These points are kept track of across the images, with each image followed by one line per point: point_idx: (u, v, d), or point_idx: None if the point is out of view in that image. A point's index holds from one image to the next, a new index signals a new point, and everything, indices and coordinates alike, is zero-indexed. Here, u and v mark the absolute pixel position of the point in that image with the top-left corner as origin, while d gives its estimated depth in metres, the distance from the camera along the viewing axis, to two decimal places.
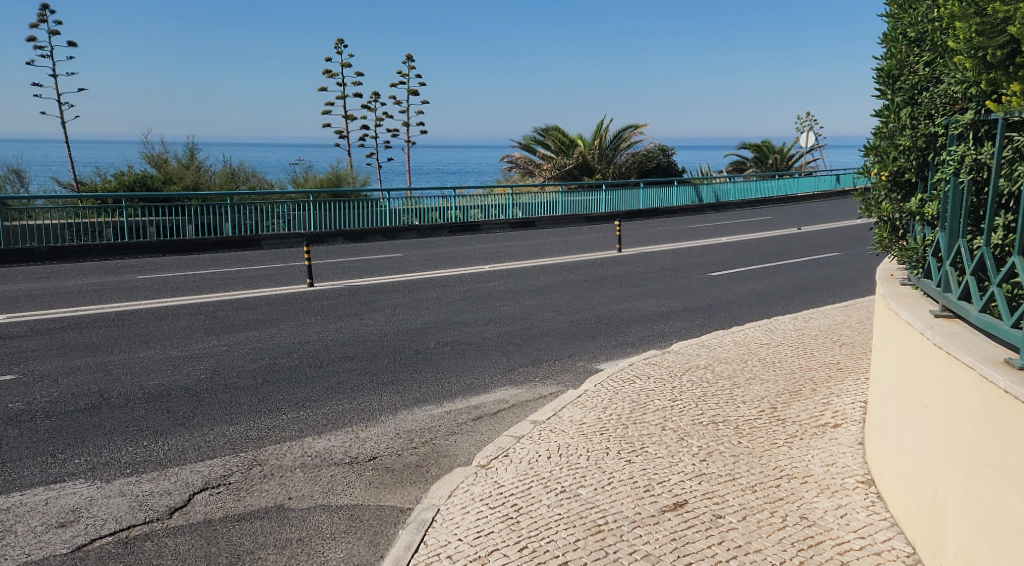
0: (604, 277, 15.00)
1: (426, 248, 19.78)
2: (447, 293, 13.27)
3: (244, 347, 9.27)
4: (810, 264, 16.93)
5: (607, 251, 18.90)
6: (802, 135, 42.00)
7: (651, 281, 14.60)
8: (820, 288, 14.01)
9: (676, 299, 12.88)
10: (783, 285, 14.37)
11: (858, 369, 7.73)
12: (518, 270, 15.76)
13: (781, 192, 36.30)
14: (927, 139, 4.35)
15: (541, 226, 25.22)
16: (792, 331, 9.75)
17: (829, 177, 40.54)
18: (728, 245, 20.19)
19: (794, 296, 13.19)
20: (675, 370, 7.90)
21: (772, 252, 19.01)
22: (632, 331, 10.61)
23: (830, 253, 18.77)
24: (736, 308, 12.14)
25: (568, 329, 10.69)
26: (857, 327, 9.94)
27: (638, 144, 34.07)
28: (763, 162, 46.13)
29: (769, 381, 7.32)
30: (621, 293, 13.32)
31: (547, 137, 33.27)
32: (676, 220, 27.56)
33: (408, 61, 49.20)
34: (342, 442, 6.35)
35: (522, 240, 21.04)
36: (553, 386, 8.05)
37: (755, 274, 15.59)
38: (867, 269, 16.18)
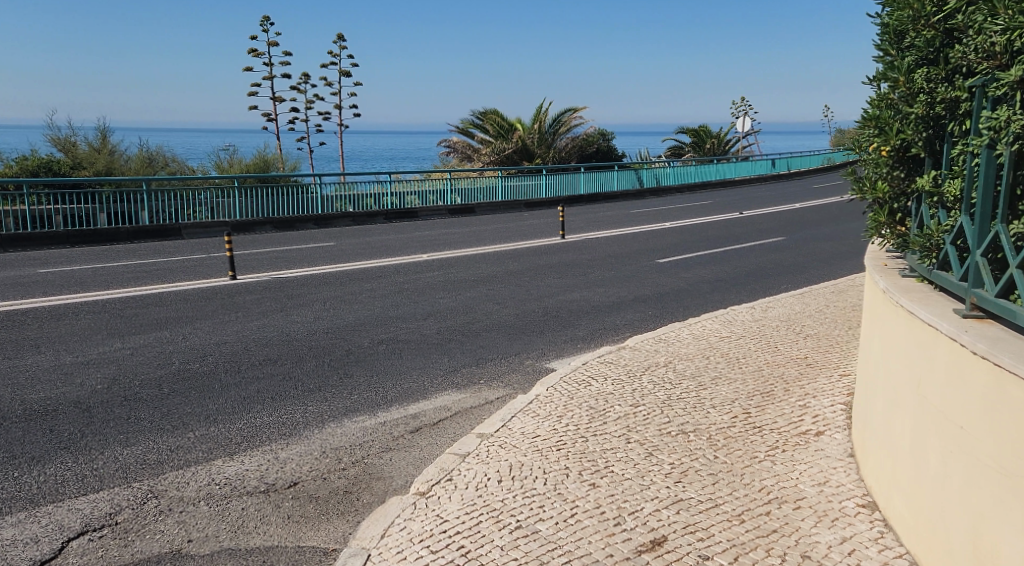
0: (549, 265, 14.26)
1: (360, 236, 18.74)
2: (382, 285, 12.34)
3: (151, 350, 8.19)
4: (758, 249, 16.54)
5: (550, 237, 18.20)
6: (739, 120, 42.10)
7: (598, 269, 13.94)
8: (770, 274, 13.57)
9: (627, 288, 12.23)
10: (732, 272, 13.89)
11: (829, 365, 7.16)
12: (459, 259, 14.89)
13: (720, 177, 36.23)
14: (948, 106, 3.73)
15: (481, 212, 24.38)
16: (751, 322, 9.17)
17: (766, 162, 40.75)
18: (673, 230, 19.73)
19: (745, 284, 12.70)
20: (634, 370, 7.20)
21: (717, 238, 18.61)
22: (582, 324, 9.89)
23: (776, 238, 18.48)
24: (689, 297, 11.55)
25: (514, 323, 9.91)
26: (817, 317, 9.44)
27: (578, 128, 33.41)
28: (701, 147, 46.16)
29: (737, 380, 6.68)
30: (568, 283, 12.60)
31: (485, 121, 32.26)
32: (619, 205, 27.07)
33: (339, 41, 47.39)
34: (257, 464, 5.42)
35: (462, 227, 20.17)
36: (500, 391, 7.25)
37: (704, 261, 15.08)
38: (815, 254, 15.88)
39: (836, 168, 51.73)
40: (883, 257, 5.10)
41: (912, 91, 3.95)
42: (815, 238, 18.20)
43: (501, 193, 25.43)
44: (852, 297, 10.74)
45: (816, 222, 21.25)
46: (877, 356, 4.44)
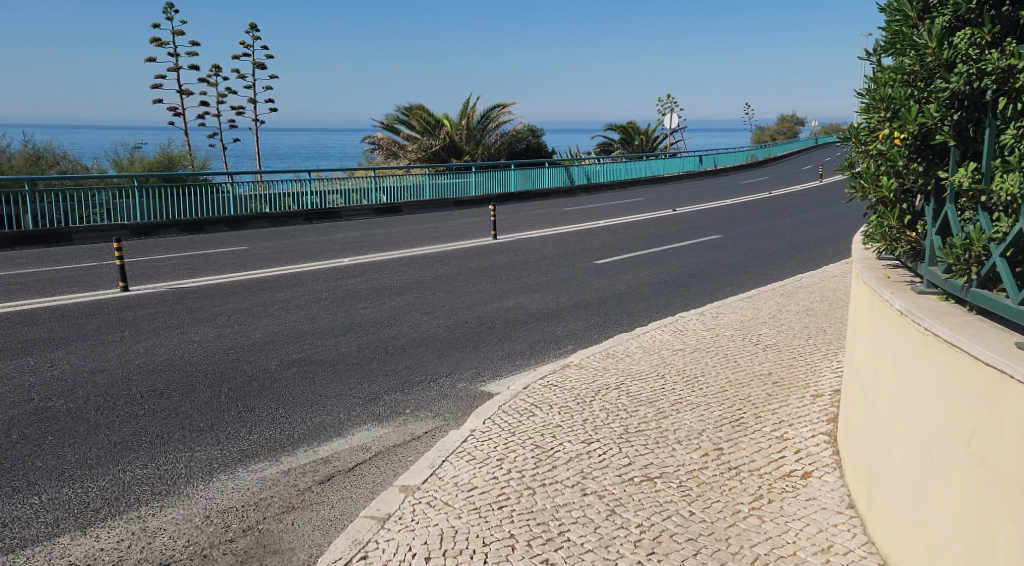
0: (481, 268, 13.26)
1: (276, 238, 17.39)
2: (297, 294, 11.14)
3: (8, 384, 6.88)
4: (696, 248, 15.93)
5: (481, 237, 17.22)
6: (666, 117, 41.89)
7: (533, 272, 13.04)
8: (713, 275, 12.91)
9: (566, 294, 11.34)
10: (674, 273, 13.17)
11: (798, 382, 6.40)
12: (383, 262, 13.75)
13: (650, 174, 35.90)
14: (996, 79, 2.91)
15: (408, 212, 23.20)
16: (704, 331, 8.39)
17: (695, 158, 40.67)
18: (607, 229, 19.02)
19: (689, 286, 11.97)
20: (582, 396, 6.30)
21: (654, 236, 17.94)
22: (520, 336, 8.93)
23: (713, 235, 17.93)
24: (633, 303, 10.74)
25: (444, 337, 8.90)
26: (772, 324, 8.71)
27: (506, 124, 32.47)
28: (630, 144, 45.84)
29: (701, 406, 5.85)
30: (502, 288, 11.63)
31: (411, 116, 30.95)
32: (550, 203, 26.27)
33: (251, 30, 45.18)
34: (116, 541, 4.34)
35: (387, 227, 18.99)
36: (427, 424, 6.24)
37: (642, 261, 14.36)
38: (755, 252, 15.34)
39: (762, 164, 52.25)
40: (880, 265, 4.33)
41: (943, 62, 3.16)
42: (752, 236, 17.72)
43: (429, 191, 24.32)
44: (802, 299, 10.11)
45: (750, 219, 20.85)
46: (882, 385, 3.69)
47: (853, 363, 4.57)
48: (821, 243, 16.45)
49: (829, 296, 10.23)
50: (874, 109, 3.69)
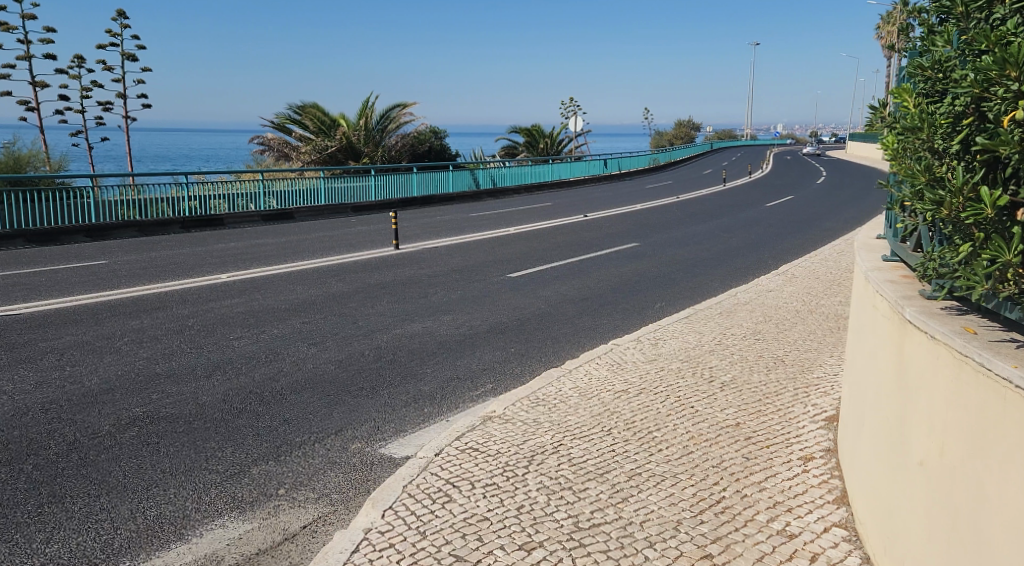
0: (380, 284, 11.63)
1: (144, 250, 15.20)
2: (157, 319, 9.22)
3: None
4: (615, 257, 14.81)
5: (381, 247, 15.55)
6: (570, 120, 41.04)
7: (440, 289, 11.52)
8: (639, 289, 11.76)
9: (478, 315, 9.89)
10: (596, 287, 11.93)
11: (774, 437, 5.19)
12: (265, 278, 11.91)
13: (557, 178, 34.93)
14: None
15: (300, 218, 21.21)
16: (647, 364, 7.10)
17: (600, 161, 40.03)
18: (517, 237, 17.72)
19: (614, 304, 10.73)
20: (512, 466, 4.89)
21: (568, 244, 16.73)
22: (429, 373, 7.42)
23: (630, 243, 16.89)
24: (556, 326, 9.41)
25: (335, 375, 7.28)
26: (719, 353, 7.52)
27: (407, 125, 30.82)
28: (535, 147, 44.72)
29: (666, 480, 4.54)
30: (404, 309, 10.06)
31: (303, 115, 28.55)
32: (456, 209, 24.79)
33: (117, 16, 41.42)
34: None
35: (275, 236, 17.04)
36: (306, 513, 4.66)
37: (560, 274, 13.08)
38: (677, 262, 14.34)
39: (663, 167, 52.35)
40: (941, 313, 3.11)
41: None
42: (669, 243, 16.79)
43: (324, 196, 22.37)
44: (744, 320, 9.01)
45: (666, 225, 20.00)
46: (981, 503, 2.56)
47: (883, 433, 3.45)
48: (742, 251, 15.65)
49: (772, 316, 9.17)
50: (998, 96, 2.66)
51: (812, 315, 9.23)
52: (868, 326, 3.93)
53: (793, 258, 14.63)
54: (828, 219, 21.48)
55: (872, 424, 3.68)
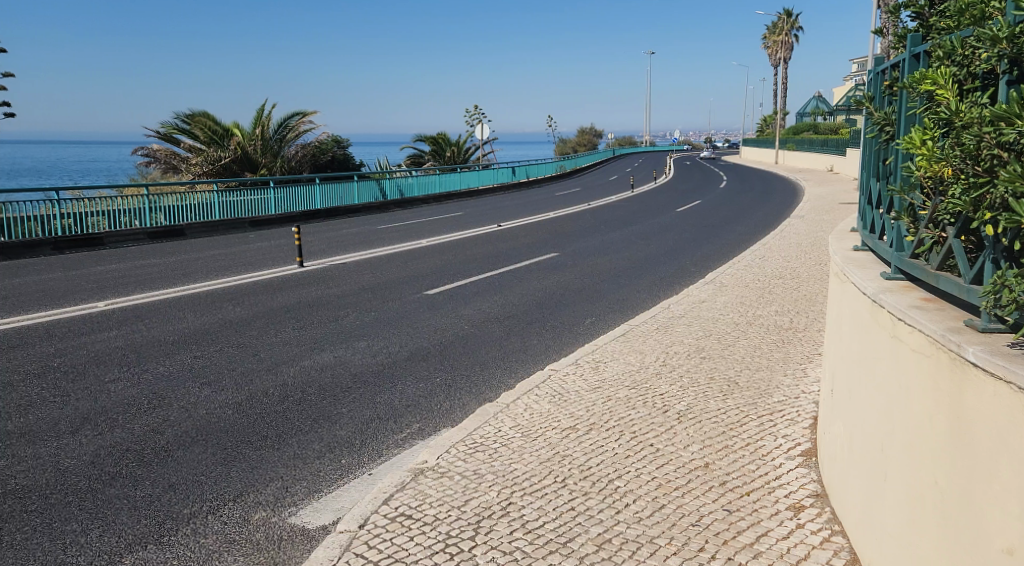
0: (284, 308, 10.50)
1: (10, 276, 13.45)
2: (15, 361, 7.83)
3: None
4: (536, 269, 14.13)
5: (284, 265, 14.34)
6: (476, 128, 40.32)
7: (351, 310, 10.50)
8: (565, 304, 11.08)
9: (396, 341, 8.94)
10: (520, 303, 11.18)
11: (752, 482, 4.55)
12: (150, 305, 10.59)
13: (466, 187, 34.15)
14: None
15: (192, 235, 19.61)
16: (592, 394, 6.38)
17: (508, 169, 39.46)
18: (431, 249, 16.82)
19: (542, 322, 10.00)
20: (455, 538, 4.03)
21: (485, 256, 15.95)
22: (344, 413, 6.44)
23: (549, 253, 16.26)
24: (483, 351, 8.59)
25: (232, 420, 6.21)
26: (667, 377, 6.86)
27: (307, 134, 29.38)
28: (441, 156, 43.73)
29: (644, 549, 3.79)
30: (312, 336, 9.01)
31: (192, 124, 26.51)
32: (363, 220, 23.64)
33: None
34: None
35: (164, 256, 15.52)
36: None
37: (480, 289, 12.27)
38: (600, 272, 13.78)
39: (569, 175, 52.35)
40: (1009, 352, 2.48)
41: None
42: (589, 252, 16.24)
43: (219, 211, 20.80)
44: (683, 336, 8.42)
45: (582, 233, 19.52)
46: None
47: (925, 491, 2.83)
48: (664, 258, 15.25)
49: (712, 331, 8.63)
50: None
51: (752, 327, 8.75)
52: (880, 354, 3.31)
53: (715, 263, 14.32)
54: (740, 222, 21.52)
55: (900, 477, 3.07)
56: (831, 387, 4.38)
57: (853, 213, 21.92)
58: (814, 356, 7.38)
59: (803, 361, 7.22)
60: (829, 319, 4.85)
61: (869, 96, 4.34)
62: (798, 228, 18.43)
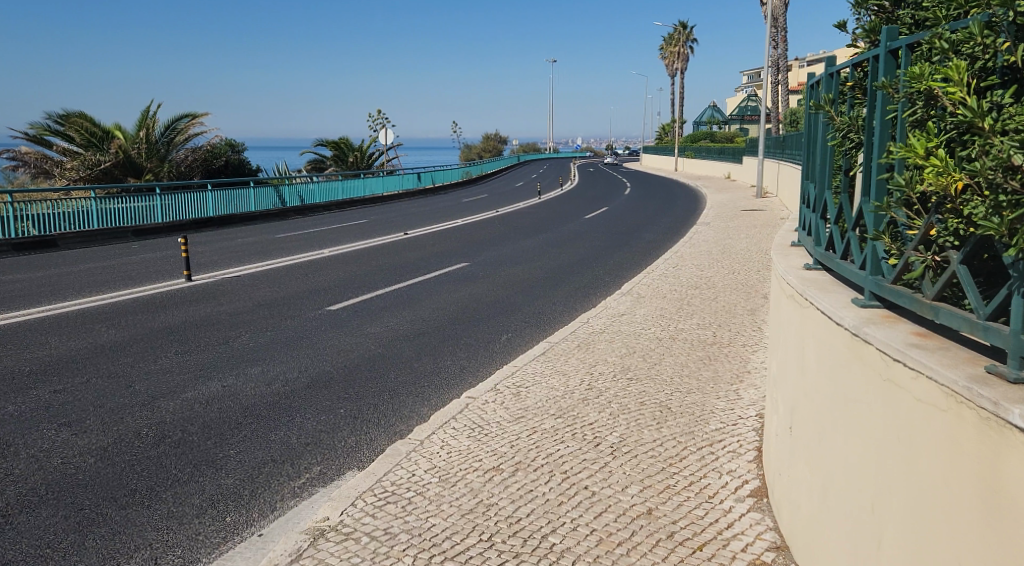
0: (166, 329, 9.44)
1: None
2: None
3: None
4: (445, 280, 13.44)
5: (170, 279, 13.13)
6: (379, 134, 39.23)
7: (244, 331, 9.54)
8: (478, 319, 10.45)
9: (294, 365, 8.08)
10: (430, 319, 10.47)
11: (703, 533, 4.04)
12: (7, 328, 9.32)
13: (369, 193, 33.07)
14: None
15: (67, 246, 17.94)
16: (514, 427, 5.76)
17: (413, 175, 38.55)
18: (333, 260, 15.88)
19: (453, 340, 9.34)
20: None
21: (391, 267, 15.16)
22: (231, 457, 5.58)
23: (459, 263, 15.60)
24: (391, 375, 7.85)
25: (94, 469, 5.27)
26: (594, 403, 6.32)
27: (197, 136, 27.68)
28: (343, 161, 42.34)
29: None
30: (197, 361, 8.03)
31: (66, 126, 24.41)
32: (260, 228, 22.34)
33: None
34: None
35: (32, 270, 13.99)
36: None
37: (386, 303, 11.50)
38: (513, 283, 13.22)
39: (475, 181, 51.84)
40: None
41: None
42: (500, 262, 15.67)
43: (98, 219, 19.13)
44: (606, 354, 7.93)
45: (492, 242, 18.95)
46: None
47: None
48: (576, 267, 14.86)
49: (635, 347, 8.17)
50: None
51: (676, 342, 8.35)
52: (867, 396, 2.83)
53: (629, 272, 14.02)
54: (649, 229, 21.46)
55: (902, 545, 2.58)
56: (789, 421, 3.92)
57: (756, 220, 22.25)
58: (744, 374, 7.01)
59: (733, 380, 6.83)
60: (778, 342, 4.41)
61: (828, 98, 3.89)
62: (707, 235, 18.44)
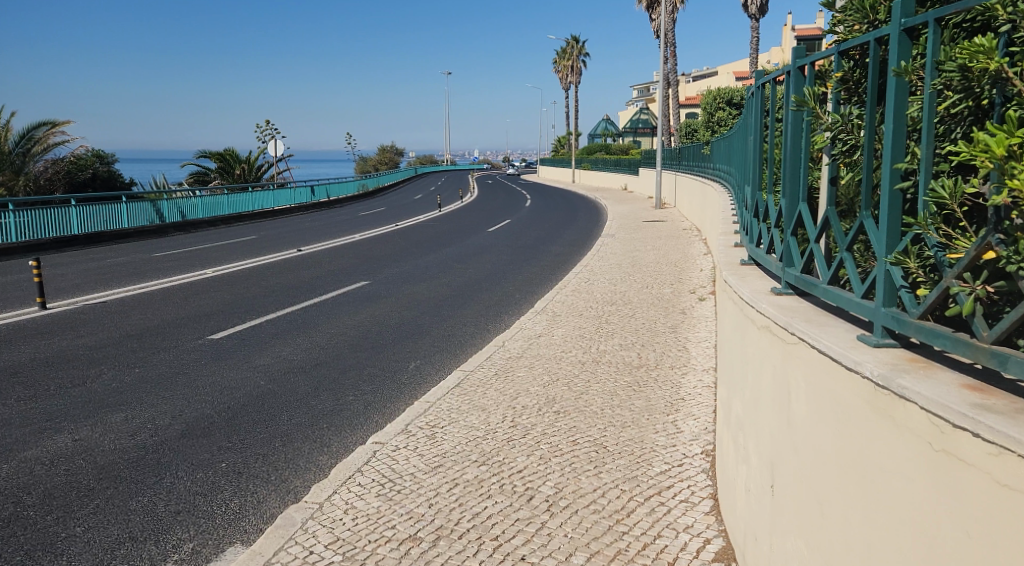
0: (11, 369, 8.10)
1: None
2: None
3: None
4: (343, 302, 12.45)
5: (23, 307, 11.59)
6: (268, 146, 37.46)
7: (108, 368, 8.30)
8: (380, 345, 9.55)
9: (168, 410, 7.00)
10: (327, 347, 9.49)
11: None
12: None
13: (259, 207, 31.38)
14: None
15: None
16: (429, 481, 4.97)
17: (306, 188, 36.94)
18: (217, 281, 14.56)
19: (355, 372, 8.42)
20: None
21: (284, 287, 14.01)
22: (75, 537, 4.58)
23: (357, 281, 14.61)
24: (284, 419, 6.89)
25: None
26: (520, 444, 5.58)
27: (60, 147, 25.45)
28: (229, 173, 40.21)
29: None
30: (47, 409, 6.83)
31: None
32: (136, 247, 20.57)
33: None
34: None
35: None
36: None
37: (277, 330, 10.44)
38: (416, 303, 12.36)
39: (372, 194, 50.51)
40: None
41: None
42: (402, 280, 14.78)
43: None
44: (524, 384, 7.22)
45: (392, 257, 18.00)
46: None
47: None
48: (483, 283, 14.15)
49: (557, 373, 7.50)
50: None
51: (599, 366, 7.73)
52: (901, 471, 2.19)
53: (539, 287, 13.42)
54: (554, 241, 21.01)
55: None
56: (768, 479, 3.28)
57: (660, 230, 22.15)
58: (679, 402, 6.43)
59: (668, 410, 6.23)
60: (742, 379, 3.79)
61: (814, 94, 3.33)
62: (614, 248, 18.09)
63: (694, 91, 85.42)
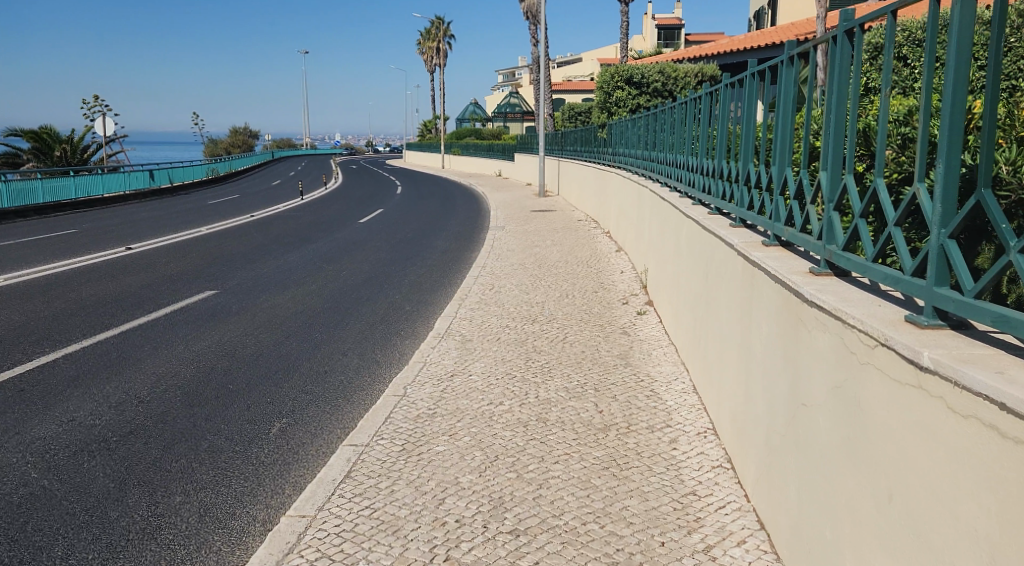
0: None
1: None
2: None
3: None
4: (177, 323, 9.47)
5: None
6: (96, 123, 32.58)
7: None
8: (225, 394, 6.80)
9: None
10: (145, 399, 6.64)
11: None
12: None
13: (84, 195, 26.89)
14: None
15: None
16: None
17: (144, 173, 32.45)
18: (7, 293, 11.12)
19: (187, 443, 5.71)
20: None
21: (100, 300, 10.81)
22: None
23: (202, 290, 11.61)
24: (54, 555, 4.16)
25: None
26: None
27: None
28: (48, 155, 34.92)
29: None
30: None
31: None
32: None
33: None
34: None
35: None
36: None
37: (78, 370, 7.45)
38: (276, 321, 9.58)
39: (223, 179, 45.92)
40: None
41: None
42: (258, 287, 11.87)
43: None
44: (448, 469, 4.82)
45: (246, 256, 14.97)
46: None
47: None
48: (361, 291, 11.53)
49: (493, 447, 5.15)
50: None
51: (547, 430, 5.44)
52: None
53: (432, 296, 10.97)
54: (438, 236, 18.58)
55: None
56: None
57: (555, 221, 20.12)
58: (693, 502, 4.28)
59: (685, 520, 4.07)
60: None
61: None
62: (509, 243, 15.85)
63: (562, 77, 84.72)
